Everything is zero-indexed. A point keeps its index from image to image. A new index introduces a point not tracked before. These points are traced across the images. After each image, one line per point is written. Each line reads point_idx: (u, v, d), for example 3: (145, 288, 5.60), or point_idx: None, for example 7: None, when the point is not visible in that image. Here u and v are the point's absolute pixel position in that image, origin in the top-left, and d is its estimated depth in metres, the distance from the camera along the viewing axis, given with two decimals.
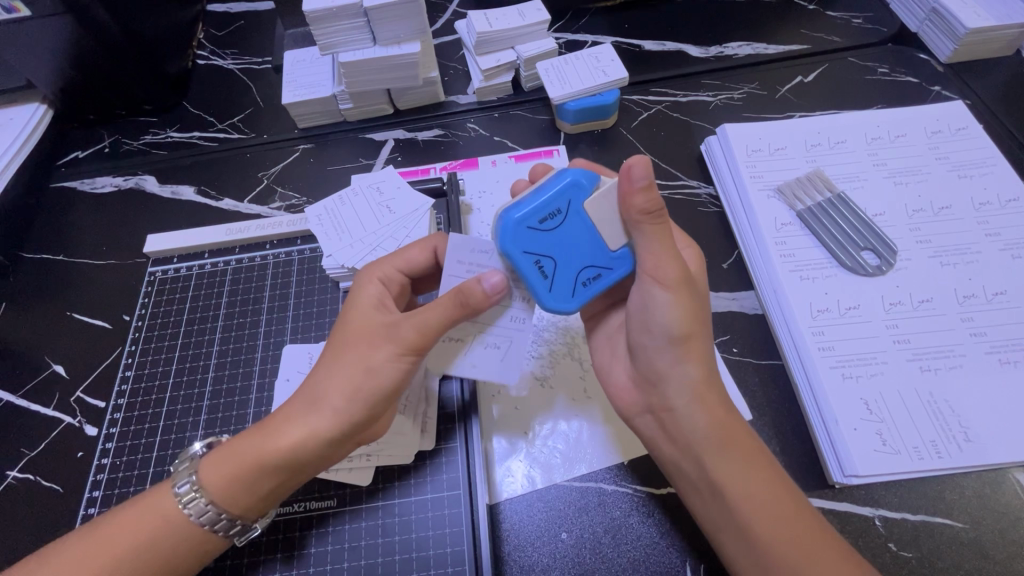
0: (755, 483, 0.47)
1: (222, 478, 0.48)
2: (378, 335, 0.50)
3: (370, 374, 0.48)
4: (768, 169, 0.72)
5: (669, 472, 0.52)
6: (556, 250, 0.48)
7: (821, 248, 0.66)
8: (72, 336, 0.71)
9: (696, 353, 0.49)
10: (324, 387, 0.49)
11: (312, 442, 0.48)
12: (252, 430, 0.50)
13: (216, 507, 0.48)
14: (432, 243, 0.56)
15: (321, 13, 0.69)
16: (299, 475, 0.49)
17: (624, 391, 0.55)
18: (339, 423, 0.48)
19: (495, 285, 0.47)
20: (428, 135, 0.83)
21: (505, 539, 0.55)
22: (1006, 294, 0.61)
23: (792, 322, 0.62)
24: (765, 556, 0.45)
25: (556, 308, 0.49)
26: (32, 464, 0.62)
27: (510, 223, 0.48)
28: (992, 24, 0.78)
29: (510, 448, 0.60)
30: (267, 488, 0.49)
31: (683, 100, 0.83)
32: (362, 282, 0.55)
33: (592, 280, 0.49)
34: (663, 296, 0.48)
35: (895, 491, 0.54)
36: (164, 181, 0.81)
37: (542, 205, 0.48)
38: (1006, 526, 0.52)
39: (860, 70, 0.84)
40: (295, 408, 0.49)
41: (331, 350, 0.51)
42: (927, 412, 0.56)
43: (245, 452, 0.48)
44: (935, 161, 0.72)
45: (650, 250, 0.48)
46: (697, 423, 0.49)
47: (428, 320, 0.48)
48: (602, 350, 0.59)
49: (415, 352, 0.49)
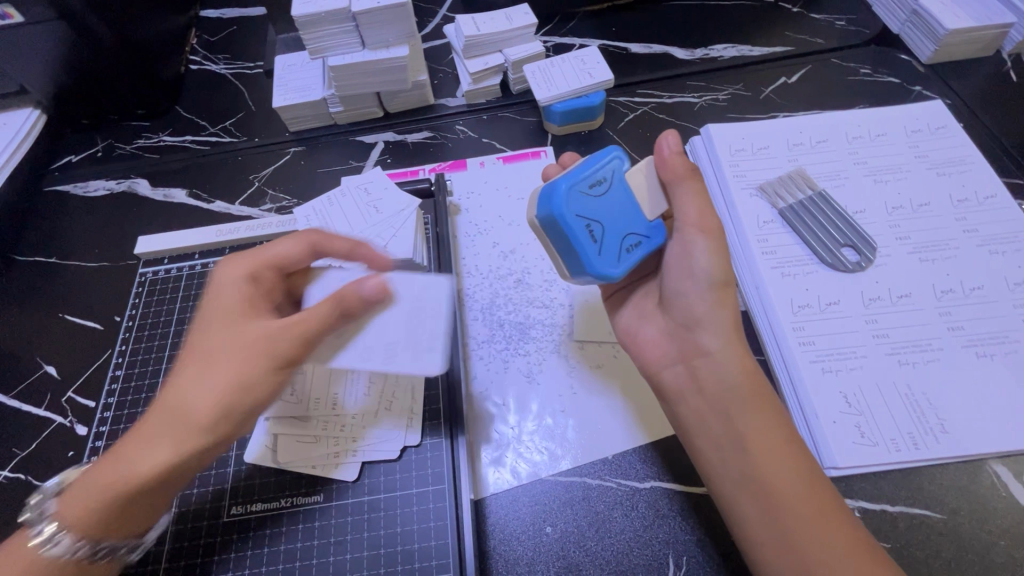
0: (777, 436, 0.49)
1: (80, 511, 0.46)
2: (247, 347, 0.48)
3: (243, 389, 0.47)
4: (751, 168, 0.73)
5: (690, 425, 0.53)
6: (604, 216, 0.51)
7: (803, 245, 0.67)
8: (64, 337, 0.71)
9: (730, 302, 0.53)
10: (187, 406, 0.47)
11: (175, 459, 0.46)
12: (107, 457, 0.48)
13: (78, 538, 0.47)
14: (307, 238, 0.57)
15: (311, 17, 0.71)
16: (175, 485, 0.49)
17: (654, 347, 0.58)
18: (209, 437, 0.47)
19: (374, 290, 0.50)
20: (417, 137, 0.84)
21: (490, 533, 0.56)
22: (983, 288, 0.63)
23: (773, 317, 0.63)
24: (778, 508, 0.46)
25: (603, 272, 0.50)
26: (23, 464, 0.63)
27: (561, 190, 0.50)
28: (971, 25, 0.79)
29: (496, 444, 0.60)
30: (137, 508, 0.48)
31: (669, 101, 0.84)
32: (227, 287, 0.53)
33: (634, 246, 0.52)
34: (702, 244, 0.52)
35: (874, 483, 0.55)
36: (156, 184, 0.82)
37: (591, 173, 0.51)
38: (983, 516, 0.53)
39: (842, 71, 0.86)
40: (149, 430, 0.47)
41: (192, 361, 0.49)
42: (905, 404, 0.57)
43: (104, 480, 0.46)
44: (914, 159, 0.73)
45: (692, 202, 0.53)
46: (729, 371, 0.51)
47: (302, 329, 0.49)
48: (629, 317, 0.61)
49: (292, 364, 0.49)
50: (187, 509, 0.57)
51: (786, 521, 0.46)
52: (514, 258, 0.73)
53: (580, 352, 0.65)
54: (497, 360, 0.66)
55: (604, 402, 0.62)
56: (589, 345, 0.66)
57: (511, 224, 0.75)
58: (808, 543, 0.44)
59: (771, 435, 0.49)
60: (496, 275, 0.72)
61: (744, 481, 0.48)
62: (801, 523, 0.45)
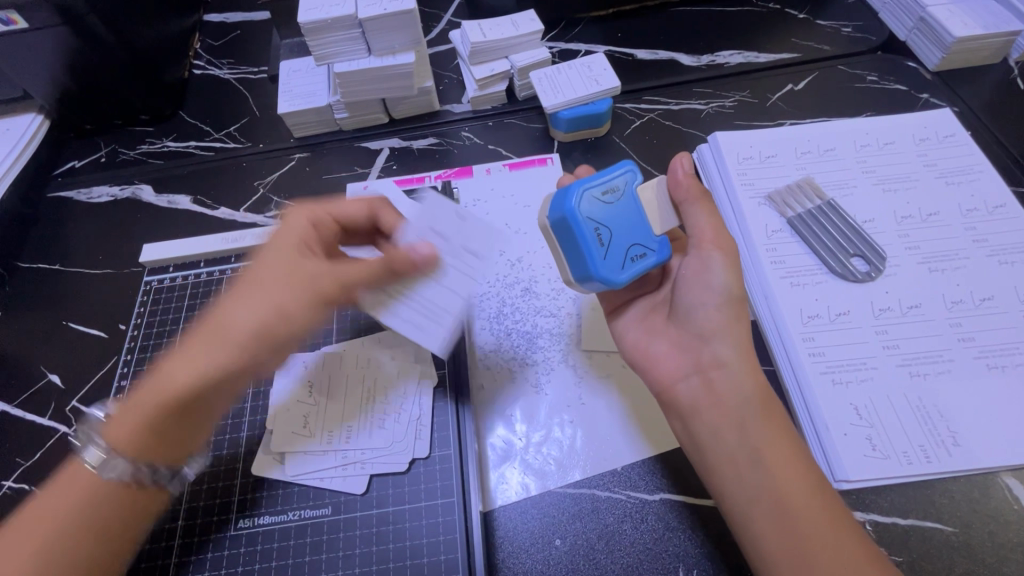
0: (792, 452, 0.49)
1: (132, 428, 0.51)
2: (289, 277, 0.54)
3: (277, 318, 0.53)
4: (759, 176, 0.73)
5: (706, 443, 0.51)
6: (613, 222, 0.52)
7: (812, 254, 0.67)
8: (67, 345, 0.71)
9: (743, 319, 0.54)
10: (228, 323, 0.52)
11: (207, 374, 0.51)
12: (155, 371, 0.52)
13: (128, 456, 0.50)
14: (371, 203, 0.64)
15: (316, 24, 0.70)
16: (208, 403, 0.53)
17: (665, 360, 0.57)
18: (247, 359, 0.52)
19: (424, 255, 0.54)
20: (423, 143, 0.84)
21: (499, 545, 0.55)
22: (993, 299, 0.62)
23: (783, 328, 0.62)
24: (798, 527, 0.46)
25: (607, 277, 0.51)
26: (26, 474, 0.62)
27: (576, 190, 0.51)
28: (978, 33, 0.79)
29: (503, 455, 0.60)
30: (182, 422, 0.52)
31: (676, 107, 0.84)
32: (294, 220, 0.60)
33: (638, 257, 0.52)
34: (718, 259, 0.54)
35: (885, 496, 0.55)
36: (160, 191, 0.82)
37: (605, 181, 0.52)
38: (995, 530, 0.53)
39: (848, 78, 0.85)
40: (198, 346, 0.52)
41: (235, 292, 0.54)
42: (916, 417, 0.56)
43: (151, 392, 0.51)
44: (923, 168, 0.73)
45: (707, 220, 0.54)
46: (745, 385, 0.52)
47: (348, 275, 0.55)
48: (635, 331, 0.61)
49: (327, 300, 0.55)
50: (194, 524, 0.57)
51: (806, 540, 0.45)
52: (521, 267, 0.72)
53: (588, 362, 0.65)
54: (504, 370, 0.65)
55: (610, 409, 0.62)
56: (597, 355, 0.65)
57: (518, 232, 0.75)
58: (827, 563, 0.44)
59: (787, 449, 0.49)
60: (503, 284, 0.71)
61: (762, 496, 0.47)
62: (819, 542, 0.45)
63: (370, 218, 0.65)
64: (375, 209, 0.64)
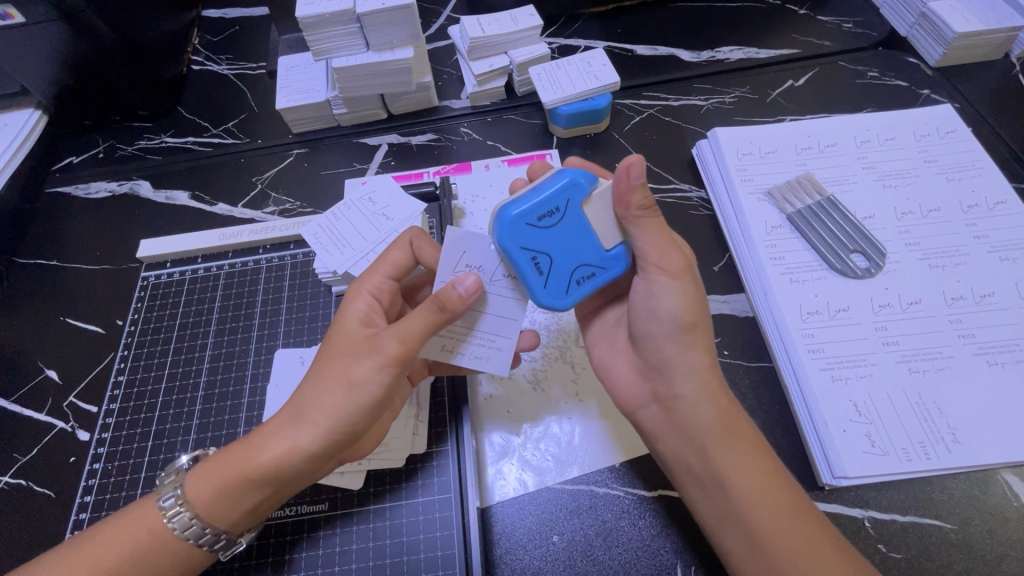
0: (757, 471, 0.47)
1: (209, 492, 0.49)
2: (361, 345, 0.50)
3: (350, 388, 0.49)
4: (759, 172, 0.73)
5: (670, 462, 0.52)
6: (552, 247, 0.49)
7: (811, 250, 0.66)
8: (66, 341, 0.71)
9: (702, 344, 0.50)
10: (309, 403, 0.49)
11: (284, 457, 0.48)
12: (236, 444, 0.50)
13: (204, 522, 0.49)
14: (408, 239, 0.57)
15: (315, 19, 0.70)
16: (282, 487, 0.50)
17: (627, 384, 0.56)
18: (321, 438, 0.48)
19: (470, 288, 0.48)
20: (421, 139, 0.83)
21: (497, 541, 0.55)
22: (994, 295, 0.62)
23: (782, 324, 0.62)
24: (762, 546, 0.45)
25: (549, 305, 0.50)
26: (23, 470, 0.62)
27: (508, 220, 0.48)
28: (980, 28, 0.79)
29: (501, 451, 0.60)
30: (256, 500, 0.49)
31: (675, 104, 0.84)
32: (351, 294, 0.55)
33: (586, 278, 0.50)
34: (668, 286, 0.50)
35: (884, 492, 0.55)
36: (157, 186, 0.82)
37: (540, 203, 0.48)
38: (995, 527, 0.53)
39: (850, 74, 0.85)
40: (280, 422, 0.50)
41: (315, 367, 0.52)
42: (916, 413, 0.56)
43: (226, 464, 0.49)
44: (923, 164, 0.72)
45: (650, 241, 0.49)
46: (701, 412, 0.49)
47: (406, 329, 0.48)
48: (602, 347, 0.60)
49: (396, 365, 0.49)
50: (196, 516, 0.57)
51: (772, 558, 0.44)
52: None
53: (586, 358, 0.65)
54: None
55: (606, 411, 0.61)
56: None
57: None
58: None
59: (750, 474, 0.47)
60: None
61: (724, 516, 0.47)
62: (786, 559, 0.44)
63: (415, 260, 0.58)
64: (413, 244, 0.57)
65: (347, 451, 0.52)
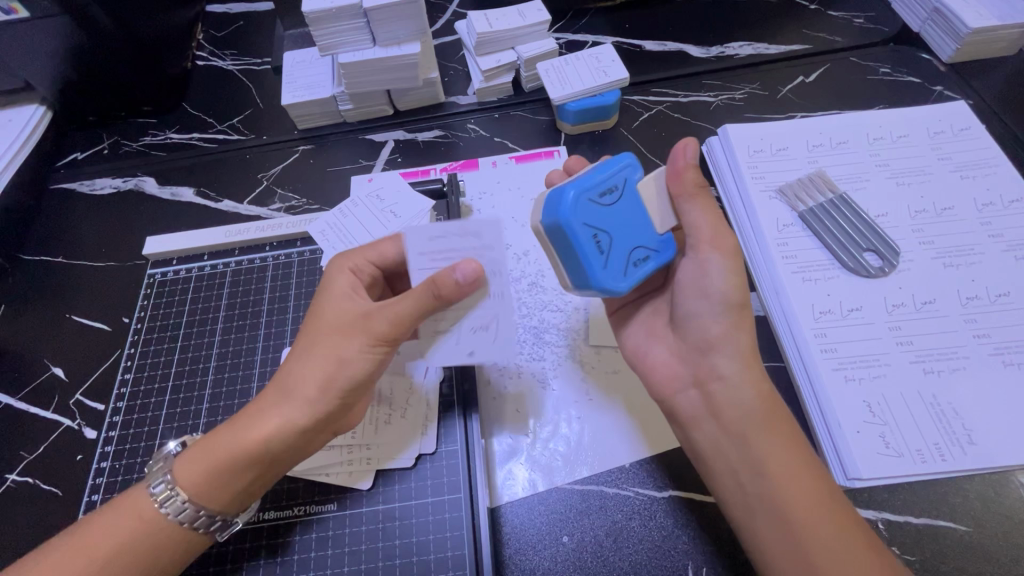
0: (796, 461, 0.47)
1: (200, 475, 0.48)
2: (349, 324, 0.50)
3: (341, 364, 0.49)
4: (770, 169, 0.72)
5: (705, 451, 0.50)
6: (613, 227, 0.48)
7: (824, 248, 0.66)
8: (72, 339, 0.71)
9: (745, 324, 0.51)
10: (297, 380, 0.49)
11: (274, 432, 0.48)
12: (224, 424, 0.50)
13: (196, 504, 0.48)
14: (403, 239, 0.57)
15: (321, 13, 0.69)
16: (274, 464, 0.50)
17: (667, 366, 0.55)
18: (311, 411, 0.49)
19: (469, 274, 0.48)
20: (428, 135, 0.82)
21: (506, 543, 0.55)
22: (1010, 295, 0.61)
23: (794, 322, 0.61)
24: (803, 534, 0.44)
25: (608, 288, 0.48)
26: (30, 468, 0.62)
27: (570, 197, 0.46)
28: (994, 24, 0.77)
29: (510, 451, 0.60)
30: (248, 477, 0.49)
31: (684, 100, 0.83)
32: (333, 273, 0.55)
33: (642, 261, 0.50)
34: (717, 260, 0.50)
35: (898, 493, 0.54)
36: (162, 183, 0.81)
37: (601, 181, 0.48)
38: (1011, 530, 0.52)
39: (861, 70, 0.84)
40: (268, 400, 0.50)
41: (300, 344, 0.51)
42: (930, 414, 0.55)
43: (216, 445, 0.49)
44: (937, 161, 0.71)
45: (703, 216, 0.50)
46: (745, 397, 0.49)
47: (398, 311, 0.49)
48: (638, 334, 0.59)
49: (387, 341, 0.50)
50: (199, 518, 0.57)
51: (812, 548, 0.44)
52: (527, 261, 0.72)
53: (595, 357, 0.64)
54: (509, 364, 0.65)
55: (620, 413, 0.61)
56: (605, 350, 0.65)
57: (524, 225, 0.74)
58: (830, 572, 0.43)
59: (790, 460, 0.47)
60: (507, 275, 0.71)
61: (760, 505, 0.46)
62: (826, 550, 0.44)
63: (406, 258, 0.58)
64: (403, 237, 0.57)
65: (337, 424, 0.52)
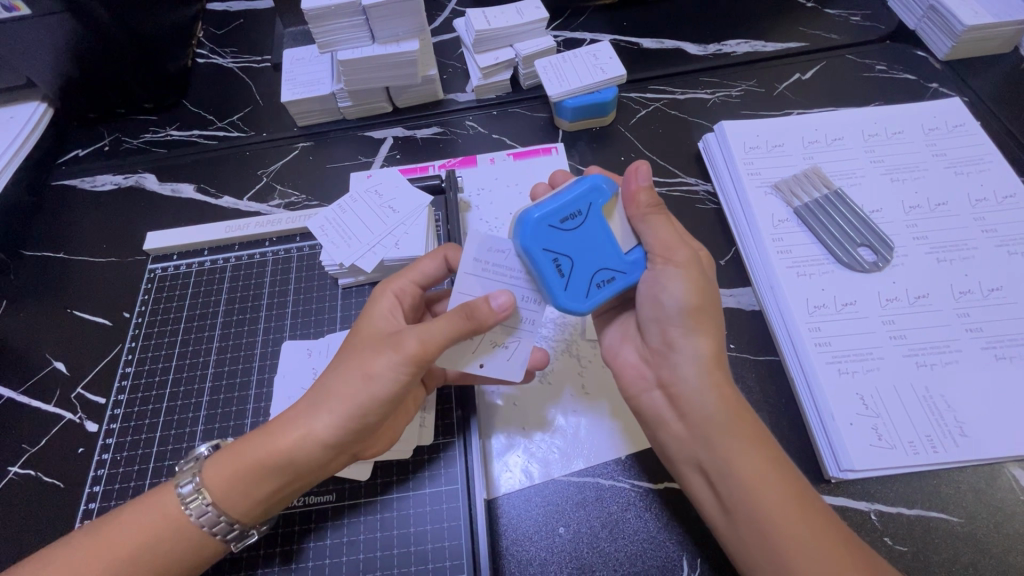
0: (762, 462, 0.47)
1: (225, 478, 0.49)
2: (381, 342, 0.50)
3: (367, 381, 0.49)
4: (766, 166, 0.72)
5: (674, 451, 0.52)
6: (574, 250, 0.50)
7: (819, 244, 0.66)
8: (72, 333, 0.71)
9: (706, 328, 0.51)
10: (325, 394, 0.49)
11: (298, 445, 0.48)
12: (255, 431, 0.51)
13: (219, 510, 0.49)
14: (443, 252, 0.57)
15: (320, 11, 0.69)
16: (296, 478, 0.50)
17: (633, 369, 0.56)
18: (334, 426, 0.48)
19: (503, 304, 0.49)
20: (427, 132, 0.83)
21: (502, 534, 0.55)
22: (1002, 290, 0.62)
23: (788, 317, 0.62)
24: (770, 535, 0.44)
25: (569, 309, 0.50)
26: (31, 461, 0.63)
27: (531, 221, 0.49)
28: (990, 21, 0.78)
29: (507, 443, 0.60)
30: (270, 488, 0.50)
31: (681, 97, 0.83)
32: (376, 294, 0.56)
33: (605, 282, 0.51)
34: (675, 275, 0.51)
35: (891, 485, 0.55)
36: (163, 179, 0.82)
37: (563, 206, 0.49)
38: (1002, 521, 0.53)
39: (857, 67, 0.84)
40: (298, 410, 0.50)
41: (337, 358, 0.52)
42: (922, 406, 0.56)
43: (245, 451, 0.49)
44: (932, 158, 0.72)
45: (658, 235, 0.51)
46: (706, 401, 0.49)
47: (428, 331, 0.48)
48: (612, 337, 0.60)
49: (415, 363, 0.49)
50: None
51: (778, 548, 0.44)
52: None
53: (593, 353, 0.65)
54: None
55: (615, 406, 0.61)
56: None
57: None
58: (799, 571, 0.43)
59: (756, 460, 0.47)
60: None
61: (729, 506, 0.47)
62: (795, 551, 0.43)
63: (446, 269, 0.58)
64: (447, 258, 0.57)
65: (359, 447, 0.52)
